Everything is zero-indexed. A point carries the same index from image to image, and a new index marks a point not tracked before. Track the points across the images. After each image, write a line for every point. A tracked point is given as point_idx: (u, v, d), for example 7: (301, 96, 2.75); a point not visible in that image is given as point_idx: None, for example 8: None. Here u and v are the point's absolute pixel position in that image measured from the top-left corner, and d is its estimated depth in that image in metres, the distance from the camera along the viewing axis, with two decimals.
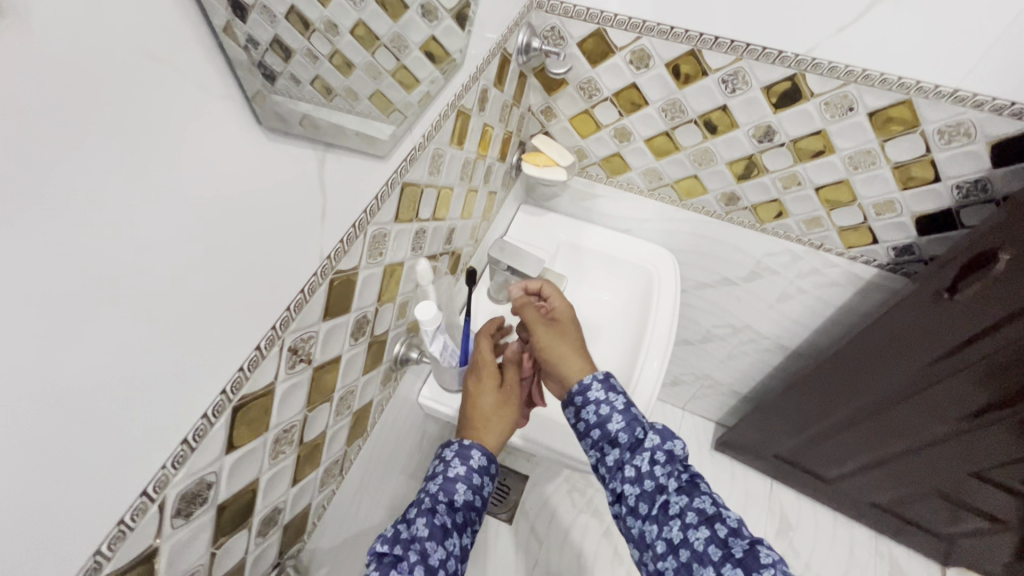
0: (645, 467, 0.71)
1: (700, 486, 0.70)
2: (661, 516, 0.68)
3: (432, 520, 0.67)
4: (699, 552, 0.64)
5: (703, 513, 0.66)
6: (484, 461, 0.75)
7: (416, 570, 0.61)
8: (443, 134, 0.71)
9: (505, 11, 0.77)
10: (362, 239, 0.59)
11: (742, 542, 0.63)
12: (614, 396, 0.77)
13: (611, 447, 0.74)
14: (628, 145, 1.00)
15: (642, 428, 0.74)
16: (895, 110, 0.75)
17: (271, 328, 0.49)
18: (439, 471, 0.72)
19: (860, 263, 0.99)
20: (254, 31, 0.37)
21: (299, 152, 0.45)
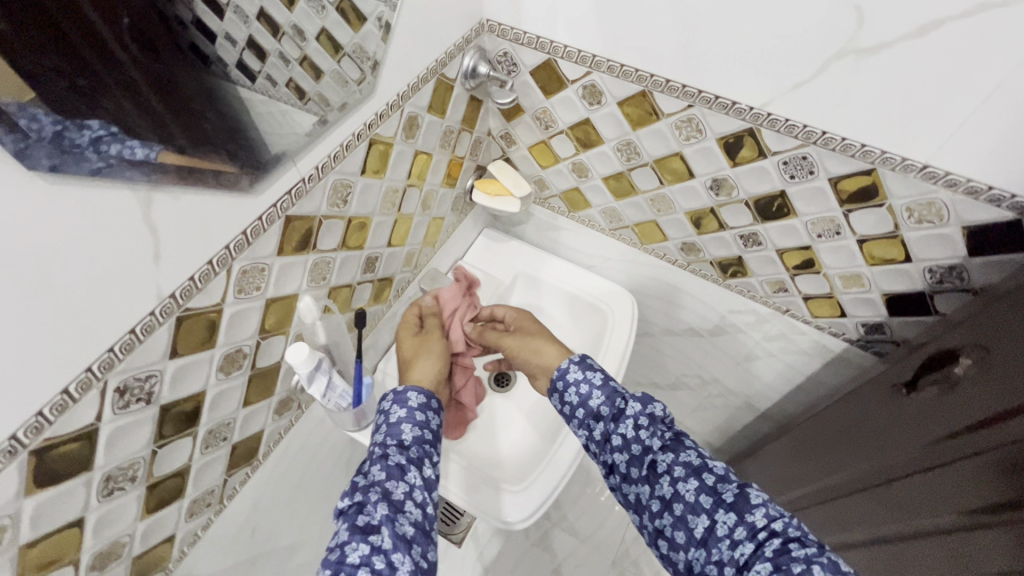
0: (630, 432, 0.66)
1: (685, 437, 0.66)
2: (649, 473, 0.63)
3: (386, 463, 0.63)
4: (689, 501, 0.59)
5: (688, 464, 0.62)
6: (424, 400, 0.75)
7: (383, 505, 0.58)
8: (351, 164, 0.66)
9: (441, 35, 0.72)
10: (225, 275, 0.55)
11: (732, 486, 0.59)
12: (592, 372, 0.74)
13: (594, 421, 0.70)
14: (587, 181, 0.94)
15: (622, 395, 0.70)
16: (854, 181, 0.66)
17: (86, 371, 0.46)
18: (384, 421, 0.71)
19: (828, 335, 0.89)
20: (228, 29, 0.50)
21: (112, 194, 0.42)
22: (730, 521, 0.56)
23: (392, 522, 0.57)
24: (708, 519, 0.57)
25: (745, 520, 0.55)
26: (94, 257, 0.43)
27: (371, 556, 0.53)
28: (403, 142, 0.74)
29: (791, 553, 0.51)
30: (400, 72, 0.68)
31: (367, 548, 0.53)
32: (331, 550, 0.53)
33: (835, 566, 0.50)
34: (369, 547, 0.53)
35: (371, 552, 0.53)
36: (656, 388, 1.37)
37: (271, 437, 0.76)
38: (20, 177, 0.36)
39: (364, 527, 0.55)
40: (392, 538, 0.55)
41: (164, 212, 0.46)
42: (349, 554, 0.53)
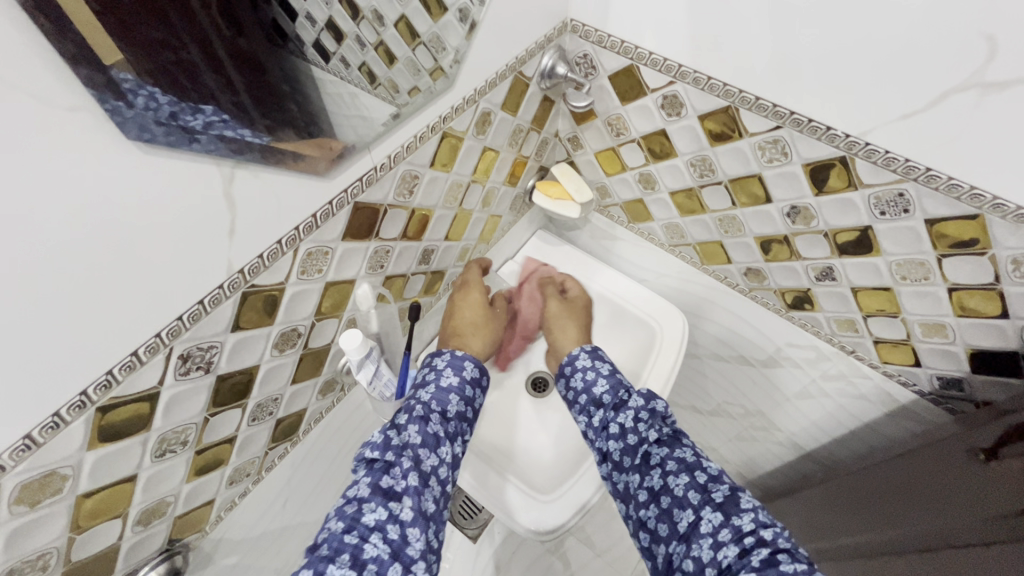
0: (629, 422, 0.68)
1: (682, 431, 0.68)
2: (643, 464, 0.65)
3: (423, 428, 0.65)
4: (678, 495, 0.60)
5: (682, 462, 0.63)
6: (476, 373, 0.77)
7: (410, 477, 0.60)
8: (422, 155, 0.66)
9: (525, 32, 0.71)
10: (291, 255, 0.56)
11: (723, 487, 0.59)
12: (603, 366, 0.78)
13: (595, 407, 0.74)
14: (652, 193, 0.91)
15: (626, 389, 0.73)
16: (952, 225, 0.61)
17: (155, 336, 0.47)
18: (434, 379, 0.72)
19: (896, 384, 0.83)
20: (312, 10, 0.52)
21: (198, 167, 0.42)
22: (715, 520, 0.56)
23: (416, 497, 0.59)
24: (693, 514, 0.58)
25: (731, 522, 0.55)
26: (175, 228, 0.44)
27: (384, 523, 0.55)
28: (473, 137, 0.73)
29: (778, 567, 0.50)
30: (481, 66, 0.67)
31: (383, 515, 0.55)
32: (349, 504, 0.56)
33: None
34: (386, 513, 0.56)
35: (386, 520, 0.55)
36: (695, 411, 1.32)
37: (313, 415, 0.77)
38: (117, 144, 0.37)
39: (387, 491, 0.58)
40: (411, 511, 0.57)
41: (243, 189, 0.47)
42: (365, 515, 0.55)
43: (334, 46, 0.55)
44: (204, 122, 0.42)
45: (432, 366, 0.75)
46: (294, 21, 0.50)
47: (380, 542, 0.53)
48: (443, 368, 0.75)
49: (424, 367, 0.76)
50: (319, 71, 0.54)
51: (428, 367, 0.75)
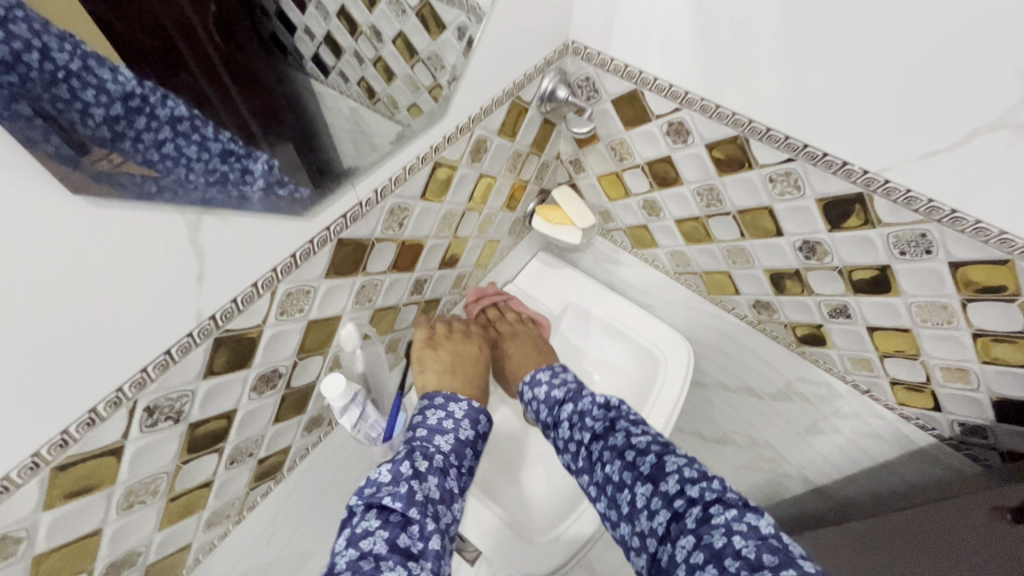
0: (573, 424, 0.67)
1: (616, 411, 0.66)
2: (587, 463, 0.63)
3: (444, 482, 0.59)
4: (615, 481, 0.59)
5: (614, 448, 0.61)
6: (487, 430, 0.70)
7: (430, 538, 0.52)
8: (412, 186, 0.62)
9: (524, 56, 0.67)
10: (269, 297, 0.53)
11: (650, 456, 0.59)
12: (540, 387, 0.75)
13: (545, 431, 0.72)
14: (657, 220, 0.87)
15: (562, 403, 0.71)
16: (978, 271, 0.57)
17: (117, 390, 0.44)
18: (450, 428, 0.65)
19: (914, 427, 0.79)
20: (309, 23, 0.54)
21: (159, 215, 0.39)
22: (646, 493, 0.56)
23: (437, 560, 0.51)
24: (630, 493, 0.58)
25: (659, 490, 0.56)
26: (135, 280, 0.40)
27: None
28: (468, 165, 0.70)
29: (712, 522, 0.51)
30: (476, 94, 0.64)
31: (404, 574, 0.47)
32: (365, 559, 0.47)
33: (756, 530, 0.50)
34: (405, 572, 0.47)
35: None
36: (700, 438, 1.27)
37: (297, 453, 0.74)
38: (63, 199, 0.33)
39: (405, 550, 0.49)
40: (430, 574, 0.49)
41: (211, 235, 0.43)
42: (383, 574, 0.46)
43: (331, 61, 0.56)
44: (191, 149, 0.42)
45: (450, 413, 0.67)
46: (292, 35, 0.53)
47: None
48: (460, 419, 0.67)
49: (433, 404, 0.69)
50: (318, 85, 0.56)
51: (441, 412, 0.67)
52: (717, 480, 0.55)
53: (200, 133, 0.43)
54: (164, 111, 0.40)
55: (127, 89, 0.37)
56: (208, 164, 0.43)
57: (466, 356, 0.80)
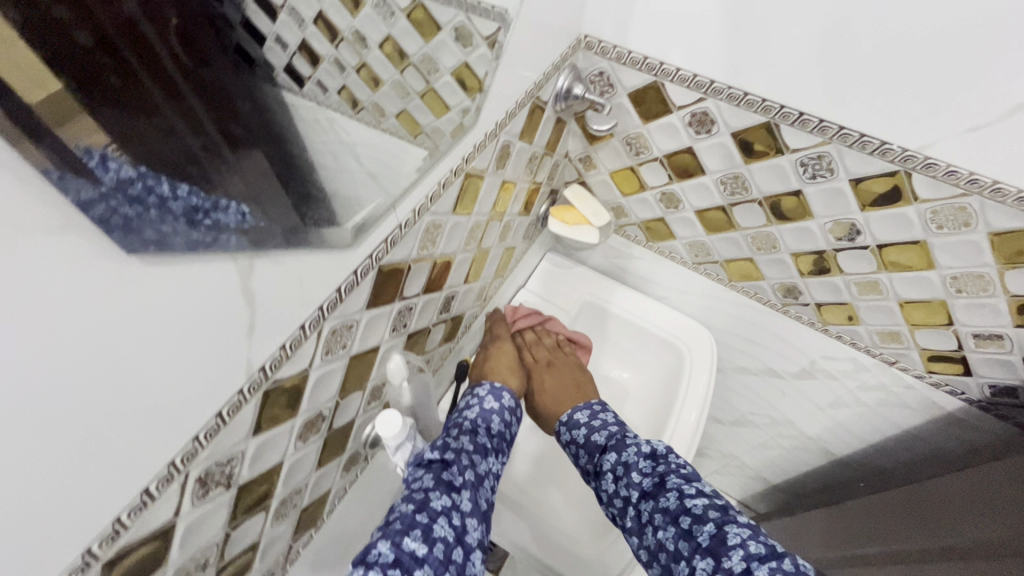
0: (618, 482, 0.66)
1: (664, 463, 0.65)
2: (636, 524, 0.63)
3: (475, 439, 0.66)
4: (669, 550, 0.58)
5: (668, 511, 0.60)
6: (514, 402, 0.77)
7: (466, 473, 0.60)
8: (444, 202, 0.59)
9: (544, 55, 0.64)
10: (315, 338, 0.48)
11: (708, 526, 0.56)
12: (580, 430, 0.76)
13: (585, 480, 0.72)
14: (675, 212, 0.86)
15: (602, 450, 0.71)
16: None
17: (168, 466, 0.39)
18: (475, 403, 0.73)
19: (943, 393, 0.81)
20: (297, 6, 0.37)
21: (210, 265, 0.34)
22: (706, 568, 0.53)
23: (473, 491, 0.59)
24: (687, 567, 0.55)
25: (722, 566, 0.53)
26: (185, 341, 0.35)
27: (450, 509, 0.54)
28: (493, 173, 0.67)
29: None
30: (501, 98, 0.61)
31: (448, 502, 0.55)
32: (416, 492, 0.55)
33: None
34: (450, 501, 0.55)
35: (451, 506, 0.55)
36: (717, 422, 1.28)
37: (337, 494, 0.69)
38: (112, 260, 0.29)
39: (448, 482, 0.57)
40: (469, 503, 0.58)
41: (263, 279, 0.39)
42: (433, 501, 0.54)
43: (308, 70, 0.40)
44: (170, 221, 0.31)
45: (476, 393, 0.75)
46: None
47: (447, 525, 0.53)
48: (485, 396, 0.75)
49: (465, 397, 0.76)
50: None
51: (471, 397, 0.75)
52: (790, 559, 0.52)
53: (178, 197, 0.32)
54: (106, 177, 0.27)
55: (57, 166, 0.25)
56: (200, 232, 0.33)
57: (497, 355, 0.85)
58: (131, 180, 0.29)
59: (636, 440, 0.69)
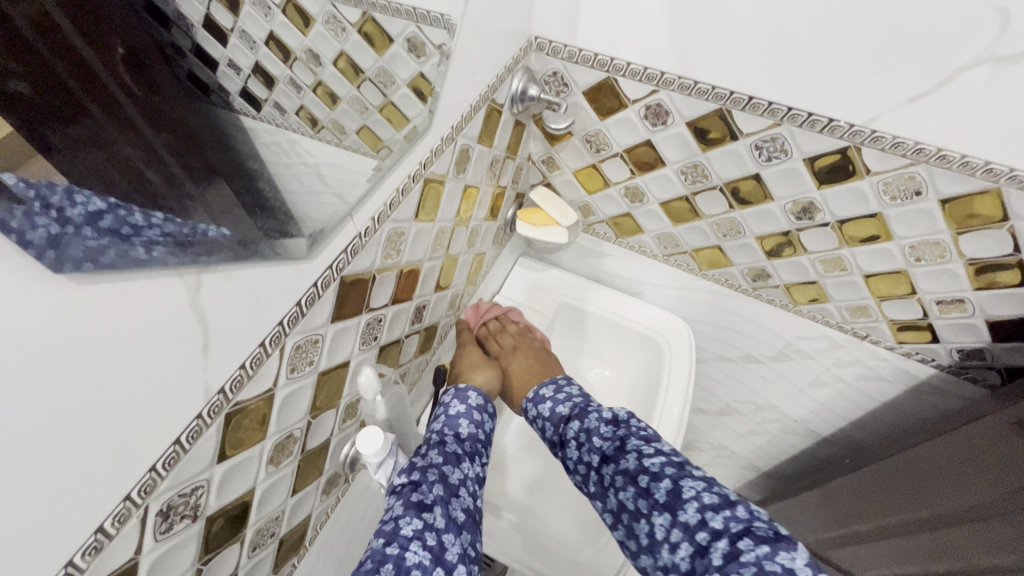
0: (576, 449, 0.65)
1: (624, 427, 0.63)
2: (598, 488, 0.62)
3: (444, 449, 0.63)
4: (630, 508, 0.57)
5: (626, 472, 0.59)
6: (483, 400, 0.74)
7: (436, 488, 0.57)
8: (404, 209, 0.59)
9: (493, 57, 0.65)
10: (278, 355, 0.47)
11: (665, 483, 0.56)
12: (544, 404, 0.74)
13: (550, 449, 0.71)
14: (640, 206, 0.87)
15: (565, 419, 0.70)
16: (982, 203, 0.59)
17: (124, 500, 0.36)
18: (442, 412, 0.70)
19: (915, 362, 0.82)
20: (233, 55, 0.41)
21: (156, 283, 0.33)
22: (665, 523, 0.54)
23: (445, 505, 0.56)
24: (648, 524, 0.56)
25: (679, 519, 0.53)
26: (128, 365, 0.33)
27: (422, 531, 0.51)
28: (454, 177, 0.67)
29: (741, 558, 0.47)
30: (453, 103, 0.61)
31: (419, 524, 0.52)
32: (386, 523, 0.52)
33: (785, 565, 0.46)
34: (422, 523, 0.52)
35: (423, 528, 0.52)
36: (702, 413, 1.29)
37: (318, 520, 0.67)
38: (46, 282, 0.27)
39: (418, 503, 0.54)
40: (444, 519, 0.54)
41: (214, 295, 0.38)
42: (403, 528, 0.52)
43: (262, 92, 0.45)
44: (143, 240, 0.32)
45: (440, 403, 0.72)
46: None
47: (421, 549, 0.50)
48: (452, 401, 0.72)
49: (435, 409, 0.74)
50: (247, 120, 0.43)
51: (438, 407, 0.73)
52: (742, 505, 0.52)
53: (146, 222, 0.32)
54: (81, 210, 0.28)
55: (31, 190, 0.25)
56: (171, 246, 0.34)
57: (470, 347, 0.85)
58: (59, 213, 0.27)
59: (596, 405, 0.68)
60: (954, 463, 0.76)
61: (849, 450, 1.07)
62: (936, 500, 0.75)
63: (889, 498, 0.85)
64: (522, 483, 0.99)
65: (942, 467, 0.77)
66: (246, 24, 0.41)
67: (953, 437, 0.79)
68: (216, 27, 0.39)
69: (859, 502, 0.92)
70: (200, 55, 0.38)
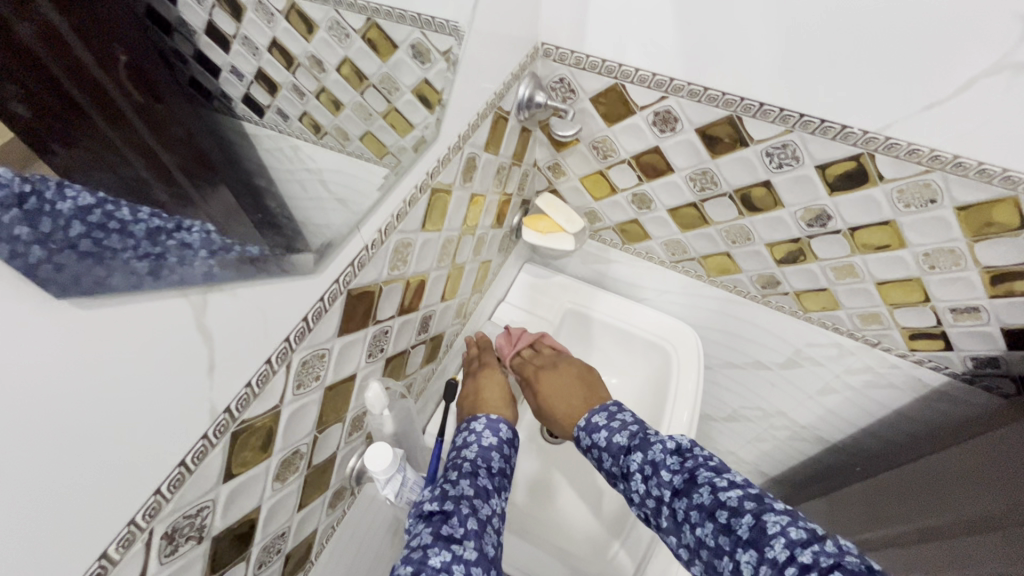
0: (642, 484, 0.61)
1: (692, 458, 0.60)
2: (672, 524, 0.57)
3: (475, 481, 0.61)
4: (709, 546, 0.53)
5: (702, 506, 0.54)
6: (511, 434, 0.73)
7: (468, 522, 0.56)
8: (411, 220, 0.58)
9: (500, 64, 0.64)
10: (284, 371, 0.46)
11: (746, 517, 0.51)
12: (597, 434, 0.69)
13: (614, 482, 0.66)
14: (648, 213, 0.86)
15: (625, 450, 0.65)
16: (999, 211, 0.58)
17: (129, 524, 0.36)
18: (473, 440, 0.69)
19: (928, 370, 0.81)
20: (236, 63, 0.43)
21: (159, 302, 0.32)
22: (751, 561, 0.49)
23: (478, 539, 0.55)
24: (730, 562, 0.51)
25: (765, 556, 0.48)
26: (132, 386, 0.33)
27: (451, 563, 0.50)
28: (460, 186, 0.66)
29: None
30: (460, 112, 0.60)
31: (449, 555, 0.51)
32: (414, 551, 0.52)
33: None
34: (451, 555, 0.51)
35: (451, 560, 0.50)
36: (709, 419, 1.27)
37: (325, 535, 0.66)
38: (47, 309, 0.26)
39: (448, 536, 0.53)
40: (475, 552, 0.53)
41: (220, 313, 0.37)
42: (431, 558, 0.50)
43: (267, 99, 0.47)
44: (137, 238, 0.32)
45: (471, 428, 0.71)
46: (216, 77, 0.42)
47: None
48: (483, 431, 0.71)
49: (461, 434, 0.72)
50: (249, 126, 0.45)
51: (467, 432, 0.71)
52: (831, 540, 0.47)
53: (134, 214, 0.32)
54: (85, 204, 0.29)
55: (23, 189, 0.25)
56: (164, 247, 0.33)
57: (488, 389, 0.79)
58: (69, 208, 0.28)
59: (659, 433, 0.64)
60: (969, 474, 0.74)
61: (859, 458, 1.06)
62: (949, 510, 0.74)
63: (903, 507, 0.83)
64: (529, 493, 0.98)
65: (957, 477, 0.76)
66: (248, 32, 0.43)
67: (967, 448, 0.78)
68: (217, 32, 0.41)
69: (871, 511, 0.91)
70: (199, 60, 0.40)
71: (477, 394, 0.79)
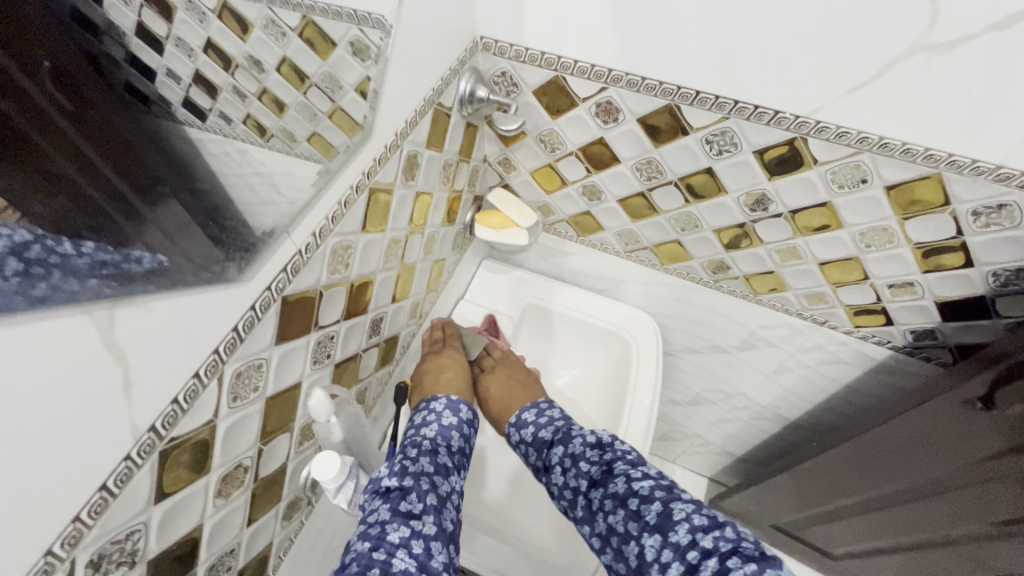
0: (564, 473, 0.65)
1: (610, 451, 0.64)
2: (586, 513, 0.62)
3: (435, 459, 0.62)
4: (620, 532, 0.57)
5: (615, 495, 0.59)
6: (471, 414, 0.74)
7: (428, 498, 0.56)
8: (350, 222, 0.57)
9: (435, 60, 0.63)
10: (216, 385, 0.44)
11: (654, 504, 0.56)
12: (528, 429, 0.75)
13: (538, 460, 0.70)
14: (599, 204, 0.86)
15: (551, 444, 0.69)
16: (923, 188, 0.60)
17: (45, 556, 0.34)
18: (433, 419, 0.69)
19: (872, 345, 0.84)
20: (172, 65, 0.41)
21: (60, 321, 0.31)
22: (655, 544, 0.54)
23: (437, 514, 0.55)
24: (637, 545, 0.55)
25: (668, 540, 0.53)
26: (33, 413, 0.31)
27: (409, 539, 0.50)
28: (403, 185, 0.65)
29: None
30: (395, 110, 0.59)
31: (407, 531, 0.51)
32: (371, 526, 0.51)
33: None
34: (409, 530, 0.51)
35: (411, 536, 0.51)
36: (674, 404, 1.29)
37: (281, 547, 0.64)
38: None
39: (407, 512, 0.53)
40: (434, 527, 0.53)
41: (132, 329, 0.35)
42: (390, 535, 0.50)
43: (207, 101, 0.45)
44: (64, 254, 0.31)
45: (431, 408, 0.72)
46: (151, 80, 0.40)
47: (407, 557, 0.49)
48: (441, 411, 0.72)
49: (419, 412, 0.72)
50: (193, 132, 0.43)
51: (427, 412, 0.72)
52: (729, 526, 0.53)
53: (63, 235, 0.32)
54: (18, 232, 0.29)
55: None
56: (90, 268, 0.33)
57: (448, 369, 0.82)
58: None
59: (579, 427, 0.68)
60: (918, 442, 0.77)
61: (816, 433, 1.09)
62: None
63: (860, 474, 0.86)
64: (499, 488, 0.97)
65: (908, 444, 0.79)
66: (181, 32, 0.42)
67: None
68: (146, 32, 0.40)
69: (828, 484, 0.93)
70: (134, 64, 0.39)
71: (436, 373, 0.81)
